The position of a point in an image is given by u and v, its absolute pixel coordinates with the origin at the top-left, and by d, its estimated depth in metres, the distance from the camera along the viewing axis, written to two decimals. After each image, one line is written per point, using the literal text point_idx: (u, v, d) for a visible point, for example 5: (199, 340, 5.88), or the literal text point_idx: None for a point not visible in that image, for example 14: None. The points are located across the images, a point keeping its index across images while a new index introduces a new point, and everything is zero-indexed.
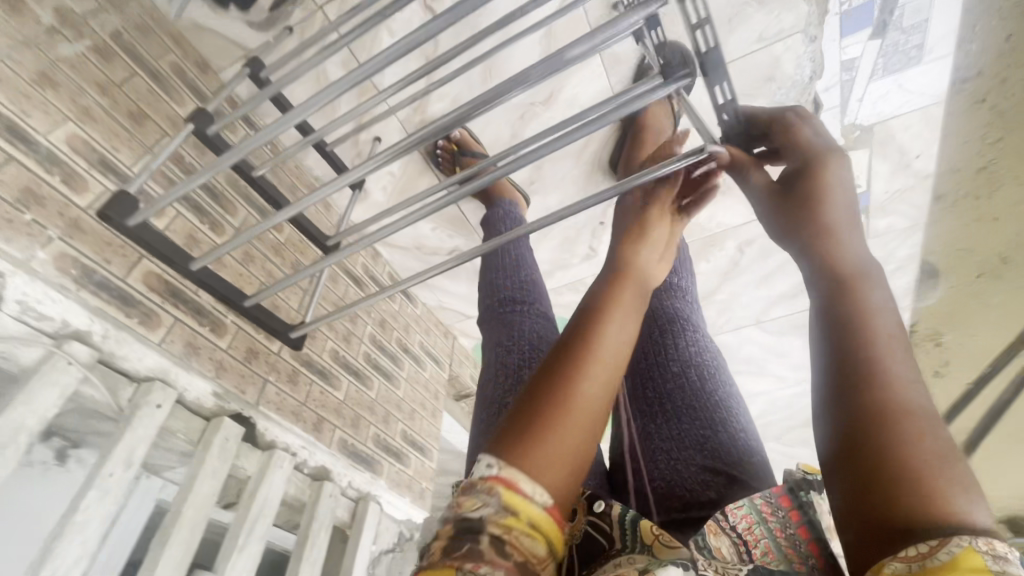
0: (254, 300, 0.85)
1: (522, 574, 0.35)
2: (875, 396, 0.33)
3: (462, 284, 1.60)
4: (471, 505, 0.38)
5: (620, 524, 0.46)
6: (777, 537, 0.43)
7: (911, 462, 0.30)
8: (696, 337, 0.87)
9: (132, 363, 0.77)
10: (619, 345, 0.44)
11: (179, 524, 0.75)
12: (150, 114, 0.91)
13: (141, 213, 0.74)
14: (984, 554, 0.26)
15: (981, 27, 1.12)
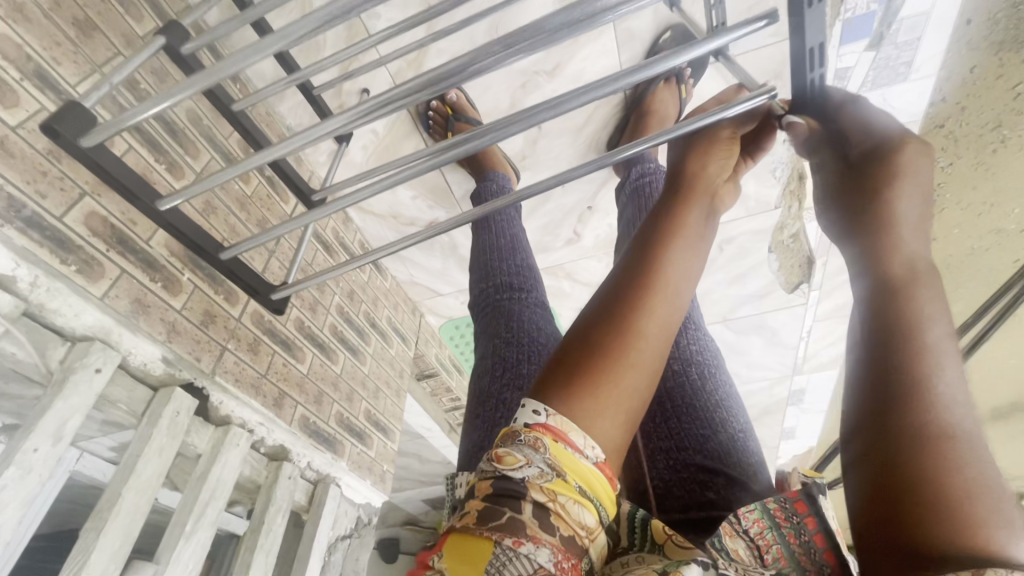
0: (232, 253, 0.77)
1: (567, 545, 0.34)
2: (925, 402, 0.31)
3: (436, 259, 1.51)
4: (514, 462, 0.37)
5: (630, 522, 0.42)
6: (792, 545, 0.37)
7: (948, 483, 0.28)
8: (696, 334, 0.84)
9: (65, 319, 0.64)
10: (659, 327, 0.41)
11: (117, 509, 0.64)
12: (100, 25, 0.77)
13: (98, 135, 0.63)
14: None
15: (956, 55, 1.18)
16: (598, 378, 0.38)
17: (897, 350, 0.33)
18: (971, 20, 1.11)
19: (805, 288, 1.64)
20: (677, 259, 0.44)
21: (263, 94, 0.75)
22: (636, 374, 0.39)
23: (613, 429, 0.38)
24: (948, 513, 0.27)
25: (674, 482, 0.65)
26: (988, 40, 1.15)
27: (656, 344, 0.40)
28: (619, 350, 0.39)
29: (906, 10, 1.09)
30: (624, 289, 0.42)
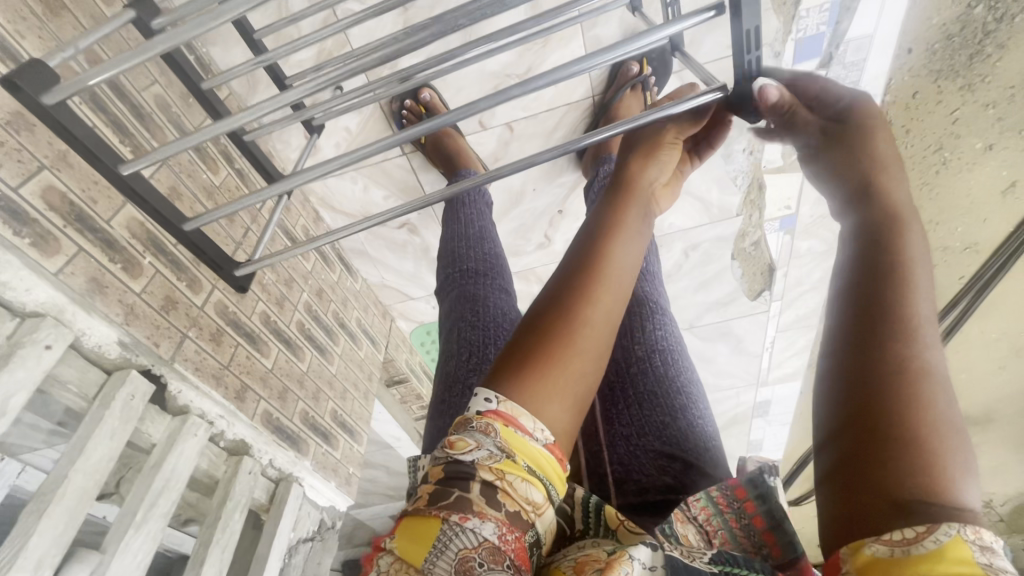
0: (197, 224, 0.80)
1: (515, 525, 0.33)
2: (906, 352, 0.31)
3: (408, 261, 1.51)
4: (463, 447, 0.35)
5: (585, 507, 0.40)
6: (734, 531, 0.36)
7: (921, 428, 0.28)
8: (663, 321, 0.81)
9: (15, 294, 0.62)
10: (611, 305, 0.41)
11: (62, 491, 0.61)
12: (68, 5, 0.76)
13: (64, 91, 0.64)
14: (971, 544, 0.25)
15: (899, 80, 1.23)
16: (552, 361, 0.37)
17: (874, 307, 0.34)
18: (912, 49, 1.18)
19: (767, 296, 1.70)
20: (627, 247, 0.44)
21: (232, 73, 0.78)
22: (581, 360, 0.38)
23: (559, 411, 0.37)
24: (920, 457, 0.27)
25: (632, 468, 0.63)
26: (927, 68, 1.20)
27: (601, 327, 0.39)
28: (569, 333, 0.38)
29: (852, 32, 1.16)
30: (569, 275, 0.42)
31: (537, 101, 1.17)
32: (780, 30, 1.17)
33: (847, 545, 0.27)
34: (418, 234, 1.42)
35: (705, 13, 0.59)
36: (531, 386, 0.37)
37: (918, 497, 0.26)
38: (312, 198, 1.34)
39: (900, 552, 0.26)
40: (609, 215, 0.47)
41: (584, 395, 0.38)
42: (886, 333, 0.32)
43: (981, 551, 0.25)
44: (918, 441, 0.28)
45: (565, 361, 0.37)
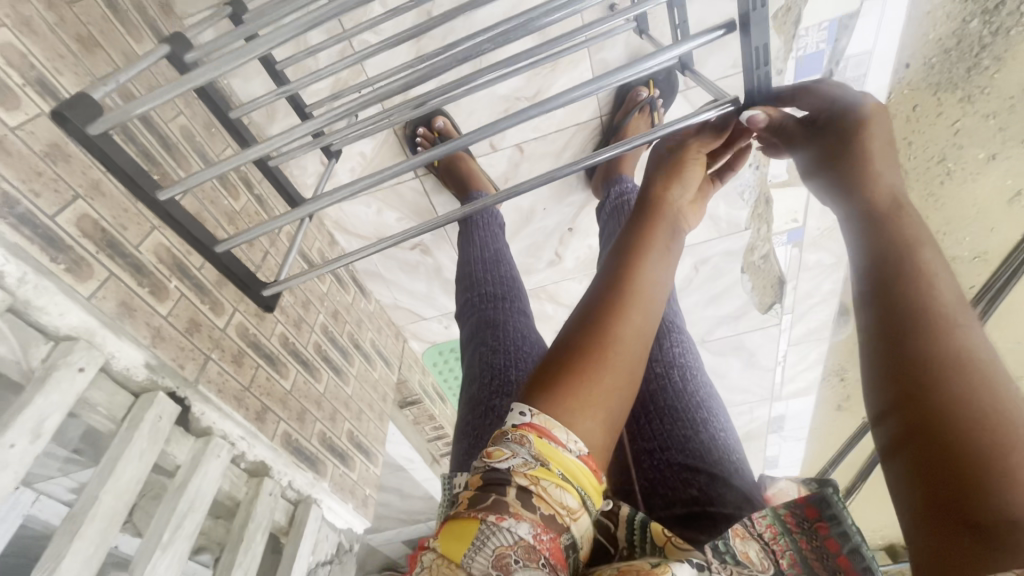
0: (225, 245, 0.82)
1: (550, 527, 0.32)
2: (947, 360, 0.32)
3: (421, 282, 1.52)
4: (501, 455, 0.35)
5: (628, 525, 0.39)
6: (806, 554, 0.34)
7: (977, 439, 0.28)
8: (679, 337, 0.81)
9: (50, 318, 0.64)
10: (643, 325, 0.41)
11: (93, 512, 0.62)
12: (101, 43, 0.80)
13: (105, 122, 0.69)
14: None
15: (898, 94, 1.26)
16: (578, 378, 0.38)
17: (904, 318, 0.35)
18: (909, 64, 1.19)
19: (778, 309, 1.71)
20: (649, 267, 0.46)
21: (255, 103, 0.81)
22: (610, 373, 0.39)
23: (595, 427, 0.37)
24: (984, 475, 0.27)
25: (657, 483, 0.63)
26: (925, 82, 1.22)
27: (634, 341, 0.40)
28: (597, 353, 0.39)
29: (850, 49, 1.18)
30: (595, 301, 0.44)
31: (546, 123, 1.20)
32: (780, 49, 1.19)
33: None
34: (430, 255, 1.44)
35: (713, 33, 0.62)
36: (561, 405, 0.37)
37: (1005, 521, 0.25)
38: (327, 221, 1.37)
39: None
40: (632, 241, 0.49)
41: (617, 411, 0.38)
42: (920, 345, 0.33)
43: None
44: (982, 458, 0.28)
45: (593, 377, 0.38)
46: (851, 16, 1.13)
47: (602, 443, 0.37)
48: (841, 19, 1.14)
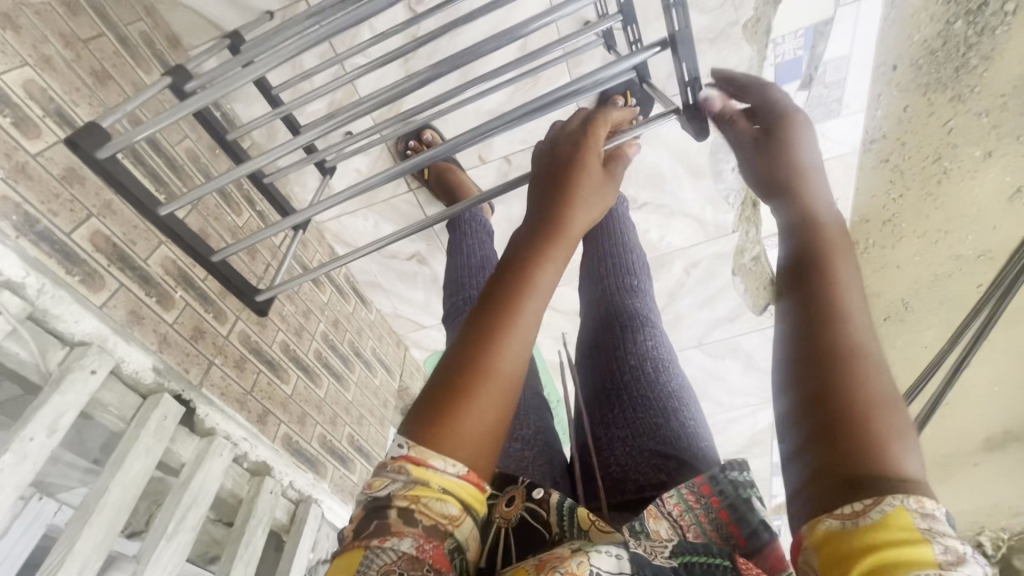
0: (221, 257, 0.86)
1: (433, 536, 0.37)
2: (838, 333, 0.34)
3: (419, 291, 1.58)
4: (381, 484, 0.39)
5: (558, 512, 0.43)
6: (707, 528, 0.39)
7: (865, 404, 0.30)
8: (654, 332, 0.85)
9: (66, 325, 0.70)
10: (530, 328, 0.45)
11: (103, 502, 0.68)
12: (114, 76, 0.88)
13: (114, 145, 0.70)
14: (912, 512, 0.27)
15: (889, 97, 1.26)
16: (481, 368, 0.41)
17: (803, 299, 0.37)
18: (897, 65, 1.21)
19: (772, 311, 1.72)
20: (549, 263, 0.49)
21: (252, 126, 0.87)
22: (509, 360, 0.42)
23: (489, 415, 0.40)
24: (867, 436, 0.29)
25: (630, 469, 0.65)
26: (915, 83, 1.22)
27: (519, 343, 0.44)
28: (492, 351, 0.42)
29: (829, 54, 1.19)
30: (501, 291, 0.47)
31: (531, 134, 1.25)
32: (753, 57, 1.23)
33: (807, 522, 0.29)
34: (427, 265, 1.50)
35: (656, 48, 0.67)
36: (463, 398, 0.40)
37: (876, 473, 0.28)
38: (327, 234, 1.44)
39: (850, 524, 0.27)
40: (535, 235, 0.51)
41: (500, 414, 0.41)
42: (829, 323, 0.34)
43: (922, 518, 0.27)
44: (864, 419, 0.30)
45: (494, 365, 0.42)
46: (826, 24, 1.15)
47: (483, 447, 0.40)
48: (817, 26, 1.15)
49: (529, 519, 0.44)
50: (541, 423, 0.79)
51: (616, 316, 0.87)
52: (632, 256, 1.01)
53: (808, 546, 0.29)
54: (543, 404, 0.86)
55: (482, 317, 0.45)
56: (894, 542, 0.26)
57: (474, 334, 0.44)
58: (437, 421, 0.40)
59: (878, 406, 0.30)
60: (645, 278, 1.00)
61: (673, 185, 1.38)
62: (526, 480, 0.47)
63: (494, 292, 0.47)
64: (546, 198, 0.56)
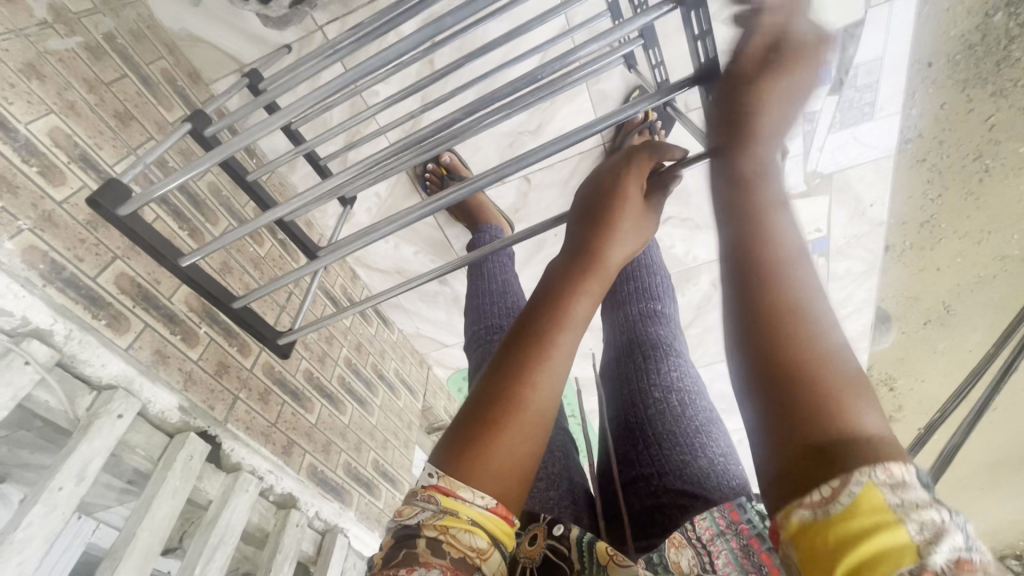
0: (245, 301, 0.82)
1: (461, 572, 0.35)
2: (760, 292, 0.34)
3: (441, 310, 1.57)
4: (412, 512, 0.39)
5: (579, 547, 0.45)
6: (735, 548, 0.43)
7: (815, 373, 0.30)
8: (678, 361, 0.80)
9: (93, 369, 0.71)
10: (564, 370, 0.42)
11: (131, 547, 0.68)
12: (136, 115, 0.89)
13: (136, 203, 0.70)
14: (881, 486, 0.26)
15: (923, 95, 1.19)
16: (515, 396, 0.40)
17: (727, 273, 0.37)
18: (932, 62, 1.13)
19: None
20: (585, 297, 0.47)
21: (275, 164, 0.86)
22: (540, 395, 0.41)
23: (517, 449, 0.39)
24: (822, 405, 0.28)
25: (653, 508, 0.61)
26: (952, 79, 1.15)
27: (549, 383, 0.41)
28: (518, 386, 0.40)
29: (859, 58, 1.12)
30: (528, 327, 0.45)
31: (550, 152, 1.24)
32: None
33: (781, 511, 0.28)
34: (448, 285, 1.49)
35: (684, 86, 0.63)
36: (483, 440, 0.39)
37: (840, 445, 0.27)
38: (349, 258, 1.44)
39: (821, 514, 0.26)
40: (566, 267, 0.49)
41: (527, 452, 0.39)
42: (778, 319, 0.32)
43: (892, 490, 0.25)
44: (818, 389, 0.29)
45: (524, 402, 0.40)
46: (857, 26, 1.07)
47: (509, 476, 0.38)
48: (847, 28, 1.08)
49: (551, 556, 0.46)
50: (567, 460, 0.76)
51: (638, 345, 0.83)
52: (654, 280, 0.97)
53: (785, 538, 0.28)
54: (568, 440, 0.82)
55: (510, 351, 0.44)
56: (866, 531, 0.25)
57: (507, 364, 0.42)
58: (466, 457, 0.39)
59: (824, 365, 0.30)
60: (669, 303, 0.96)
61: (699, 198, 1.35)
62: (547, 517, 0.49)
63: (524, 325, 0.45)
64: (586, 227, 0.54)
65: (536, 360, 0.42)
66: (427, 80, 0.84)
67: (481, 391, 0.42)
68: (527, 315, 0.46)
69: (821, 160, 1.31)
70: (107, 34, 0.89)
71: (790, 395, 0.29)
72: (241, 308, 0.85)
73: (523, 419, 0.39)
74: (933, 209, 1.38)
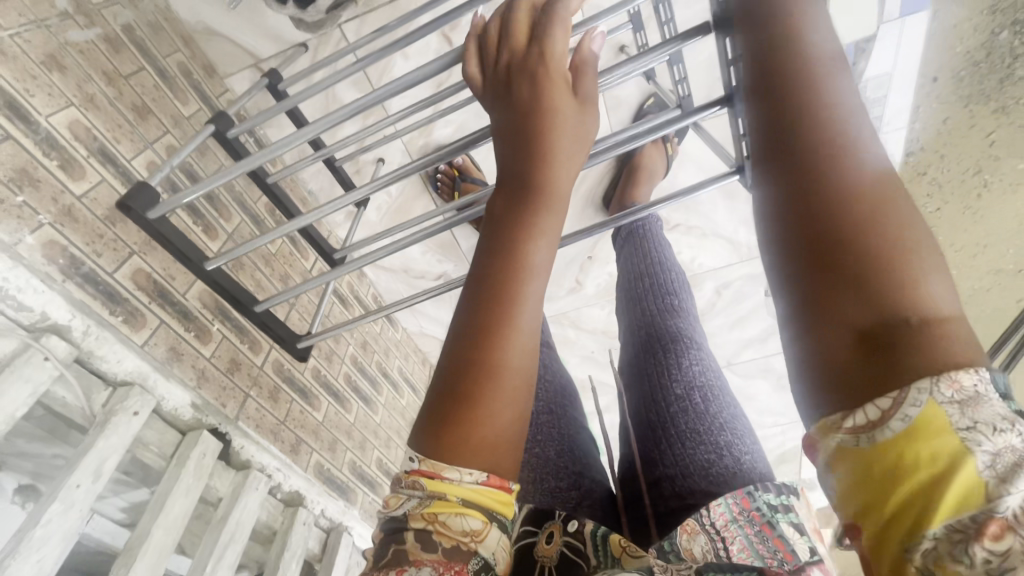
0: (265, 306, 0.83)
1: (452, 558, 0.34)
2: (812, 205, 0.27)
3: (446, 310, 1.57)
4: (397, 502, 0.38)
5: (593, 541, 0.46)
6: (749, 534, 0.48)
7: (854, 233, 0.25)
8: (698, 356, 0.79)
9: (109, 365, 0.70)
10: (535, 324, 0.42)
11: (146, 545, 0.68)
12: (153, 109, 0.89)
13: (162, 207, 0.70)
14: (946, 406, 0.22)
15: (927, 108, 1.17)
16: (490, 364, 0.39)
17: (756, 128, 0.33)
18: (937, 77, 1.13)
19: None
20: (542, 238, 0.45)
21: (296, 168, 0.85)
22: (517, 354, 0.40)
23: (505, 417, 0.39)
24: (862, 268, 0.25)
25: (678, 509, 0.61)
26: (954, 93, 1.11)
27: (521, 343, 0.41)
28: (489, 356, 0.40)
29: (872, 71, 1.18)
30: (490, 276, 0.43)
31: None
32: None
33: (816, 428, 0.25)
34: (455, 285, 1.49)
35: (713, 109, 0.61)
36: (468, 418, 0.38)
37: (886, 350, 0.23)
38: None
39: (865, 442, 0.23)
40: (516, 210, 0.46)
41: (512, 414, 0.39)
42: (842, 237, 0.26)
43: (960, 411, 0.22)
44: (856, 249, 0.25)
45: (498, 365, 0.39)
46: (868, 41, 1.15)
47: (499, 448, 0.38)
48: (859, 43, 1.16)
49: (568, 552, 0.46)
50: (586, 461, 0.76)
51: (658, 340, 0.81)
52: (670, 275, 0.96)
53: (824, 461, 0.25)
54: (587, 442, 0.82)
55: (478, 307, 0.42)
56: (921, 459, 0.22)
57: (472, 331, 0.41)
58: (446, 437, 0.38)
59: (874, 220, 0.25)
60: (685, 295, 0.95)
61: (707, 208, 1.36)
62: (562, 513, 0.50)
63: (490, 269, 0.44)
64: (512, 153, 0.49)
65: (507, 319, 0.41)
66: (450, 90, 0.82)
67: (453, 351, 0.41)
68: (495, 258, 0.44)
69: None
70: (125, 25, 0.89)
71: (818, 252, 0.26)
72: (263, 311, 0.86)
73: (503, 383, 0.39)
74: None
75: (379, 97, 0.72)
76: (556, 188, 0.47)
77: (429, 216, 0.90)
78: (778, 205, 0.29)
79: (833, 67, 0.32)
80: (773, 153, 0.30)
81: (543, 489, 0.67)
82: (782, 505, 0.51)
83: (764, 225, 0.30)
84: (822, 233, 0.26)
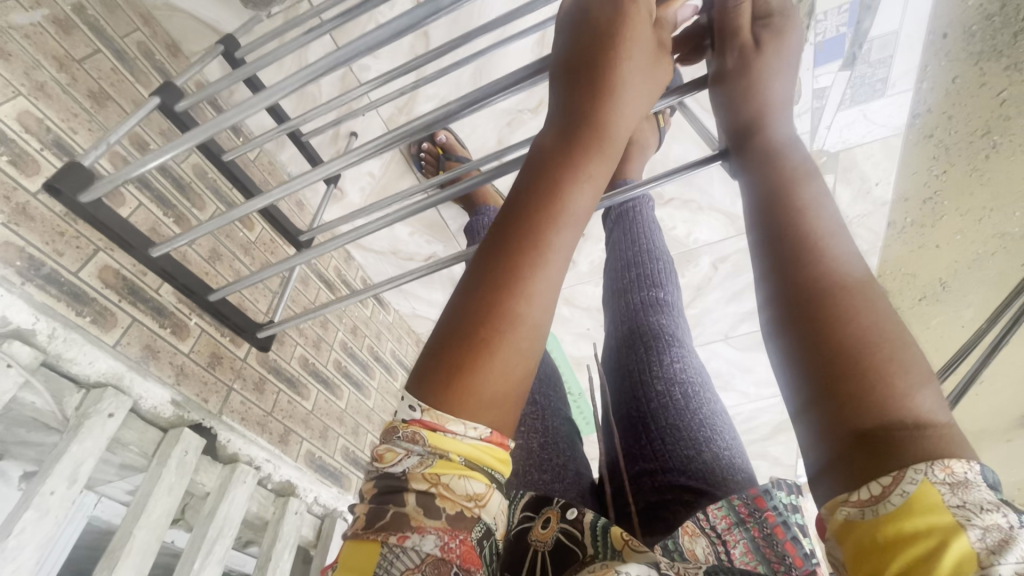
0: (219, 294, 0.81)
1: (456, 524, 0.31)
2: (807, 274, 0.32)
3: (438, 291, 1.55)
4: (393, 458, 0.34)
5: (592, 532, 0.41)
6: (757, 537, 0.42)
7: (854, 347, 0.28)
8: (681, 353, 0.77)
9: (80, 367, 0.68)
10: (553, 283, 0.37)
11: (129, 547, 0.68)
12: (112, 94, 0.84)
13: (96, 189, 0.67)
14: (939, 485, 0.24)
15: (934, 68, 1.03)
16: (501, 321, 0.34)
17: (753, 227, 0.37)
18: (948, 33, 0.98)
19: None
20: (588, 185, 0.40)
21: (257, 142, 0.80)
22: (535, 305, 0.36)
23: (507, 382, 0.34)
24: (860, 372, 0.27)
25: (657, 505, 0.59)
26: (965, 52, 1.00)
27: (535, 302, 0.36)
28: (500, 307, 0.35)
29: (875, 30, 0.99)
30: (524, 209, 0.39)
31: None
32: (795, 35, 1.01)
33: (825, 508, 0.27)
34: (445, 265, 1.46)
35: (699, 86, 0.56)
36: (467, 378, 0.33)
37: (880, 423, 0.26)
38: None
39: (871, 514, 0.24)
40: (557, 135, 0.42)
41: (516, 385, 0.34)
42: (828, 310, 0.30)
43: (951, 490, 0.23)
44: (847, 358, 0.28)
45: (520, 313, 0.35)
46: None
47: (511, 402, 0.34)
48: None
49: (564, 540, 0.42)
50: (571, 452, 0.75)
51: (640, 335, 0.79)
52: (657, 265, 0.92)
53: (832, 536, 0.26)
54: (570, 429, 0.81)
55: (508, 242, 0.38)
56: (920, 530, 0.23)
57: (483, 282, 0.36)
58: (450, 386, 0.33)
59: (853, 302, 0.30)
60: (672, 288, 0.91)
61: (704, 180, 1.31)
62: (560, 498, 0.45)
63: (517, 209, 0.39)
64: (565, 84, 0.45)
65: (539, 272, 0.36)
66: (428, 57, 0.76)
67: (472, 286, 0.37)
68: (528, 185, 0.40)
69: (828, 138, 1.18)
70: (76, 4, 0.83)
71: (812, 323, 0.30)
72: (218, 300, 0.84)
73: (513, 343, 0.34)
74: (940, 184, 1.19)
75: (348, 54, 0.68)
76: (611, 85, 0.43)
77: (410, 193, 0.85)
78: (775, 279, 0.33)
79: (811, 178, 0.38)
80: (770, 252, 0.35)
81: (528, 479, 0.66)
82: (791, 505, 0.47)
83: (767, 319, 0.33)
84: (813, 309, 0.30)
